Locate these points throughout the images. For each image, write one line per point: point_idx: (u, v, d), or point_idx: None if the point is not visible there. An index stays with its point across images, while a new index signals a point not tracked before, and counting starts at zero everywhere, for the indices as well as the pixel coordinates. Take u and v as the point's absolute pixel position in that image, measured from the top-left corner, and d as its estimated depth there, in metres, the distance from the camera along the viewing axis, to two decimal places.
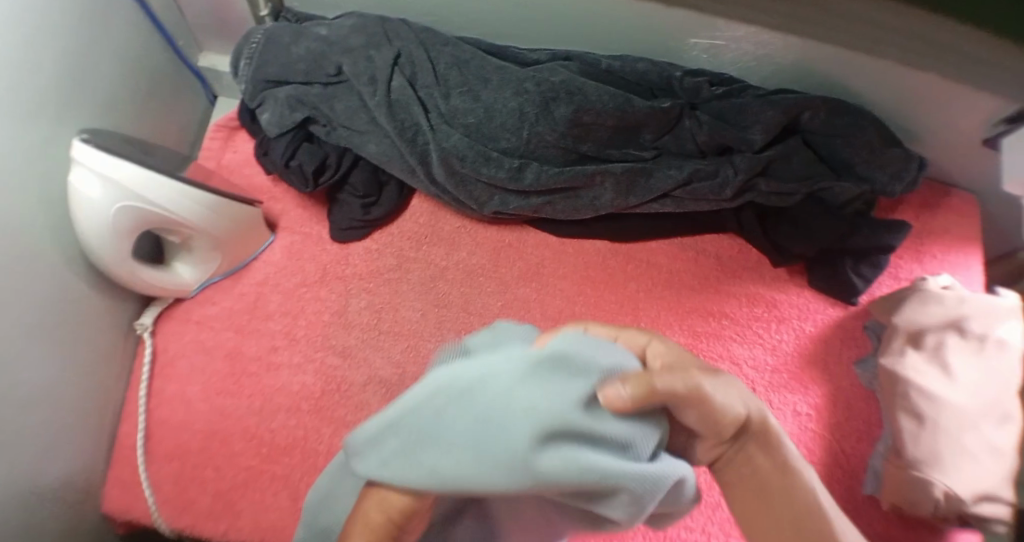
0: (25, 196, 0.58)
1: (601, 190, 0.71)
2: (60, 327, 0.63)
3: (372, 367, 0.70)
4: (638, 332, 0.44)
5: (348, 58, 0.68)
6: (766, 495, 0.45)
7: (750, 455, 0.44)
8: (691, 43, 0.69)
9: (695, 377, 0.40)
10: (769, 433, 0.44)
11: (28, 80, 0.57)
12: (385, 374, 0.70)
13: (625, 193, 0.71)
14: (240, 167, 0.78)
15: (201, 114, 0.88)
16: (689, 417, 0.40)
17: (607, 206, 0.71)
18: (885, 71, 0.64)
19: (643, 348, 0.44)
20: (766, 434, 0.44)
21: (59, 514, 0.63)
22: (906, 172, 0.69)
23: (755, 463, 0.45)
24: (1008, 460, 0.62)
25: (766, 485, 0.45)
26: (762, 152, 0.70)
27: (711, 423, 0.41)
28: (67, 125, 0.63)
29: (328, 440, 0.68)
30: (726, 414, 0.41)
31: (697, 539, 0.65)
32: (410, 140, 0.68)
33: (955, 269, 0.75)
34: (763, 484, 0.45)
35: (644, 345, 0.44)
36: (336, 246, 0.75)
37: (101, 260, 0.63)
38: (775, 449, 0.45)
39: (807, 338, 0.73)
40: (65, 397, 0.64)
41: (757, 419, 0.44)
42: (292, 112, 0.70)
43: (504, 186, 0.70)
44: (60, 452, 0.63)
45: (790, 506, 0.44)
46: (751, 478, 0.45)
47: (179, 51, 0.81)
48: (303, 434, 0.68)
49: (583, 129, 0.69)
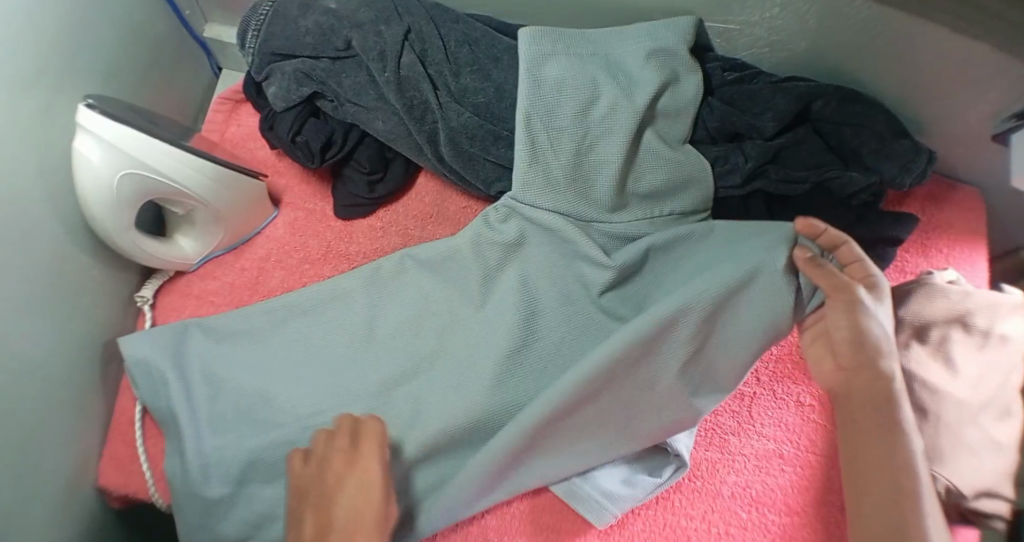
0: (30, 162, 0.58)
1: (638, 177, 0.67)
2: (61, 296, 0.63)
3: (351, 317, 0.67)
4: (842, 296, 0.50)
5: (357, 32, 0.67)
6: (864, 447, 0.51)
7: (855, 406, 0.52)
8: (667, 22, 0.67)
9: (853, 298, 0.50)
10: (883, 393, 0.51)
11: (31, 42, 0.56)
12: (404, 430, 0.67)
13: (659, 196, 0.67)
14: (243, 141, 0.78)
15: (205, 86, 0.87)
16: (844, 322, 0.51)
17: (621, 202, 0.66)
18: (898, 57, 0.64)
19: (847, 308, 0.51)
20: (883, 393, 0.51)
21: (57, 487, 0.63)
22: (915, 164, 0.66)
23: (856, 414, 0.52)
24: (1007, 454, 0.63)
25: (857, 439, 0.51)
26: (773, 140, 0.69)
27: (855, 337, 0.51)
28: (73, 91, 0.62)
29: None
30: (871, 330, 0.51)
31: (698, 527, 0.65)
32: (417, 118, 0.67)
33: (959, 263, 0.75)
34: (869, 438, 0.51)
35: (846, 305, 0.51)
36: (340, 223, 0.75)
37: (102, 228, 0.62)
38: (896, 440, 0.50)
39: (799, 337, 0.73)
40: (63, 367, 0.63)
41: (861, 376, 0.51)
42: (299, 86, 0.68)
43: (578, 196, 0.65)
44: (58, 423, 0.62)
45: (887, 488, 0.49)
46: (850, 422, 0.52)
47: (185, 21, 0.80)
48: None
49: (608, 120, 0.65)
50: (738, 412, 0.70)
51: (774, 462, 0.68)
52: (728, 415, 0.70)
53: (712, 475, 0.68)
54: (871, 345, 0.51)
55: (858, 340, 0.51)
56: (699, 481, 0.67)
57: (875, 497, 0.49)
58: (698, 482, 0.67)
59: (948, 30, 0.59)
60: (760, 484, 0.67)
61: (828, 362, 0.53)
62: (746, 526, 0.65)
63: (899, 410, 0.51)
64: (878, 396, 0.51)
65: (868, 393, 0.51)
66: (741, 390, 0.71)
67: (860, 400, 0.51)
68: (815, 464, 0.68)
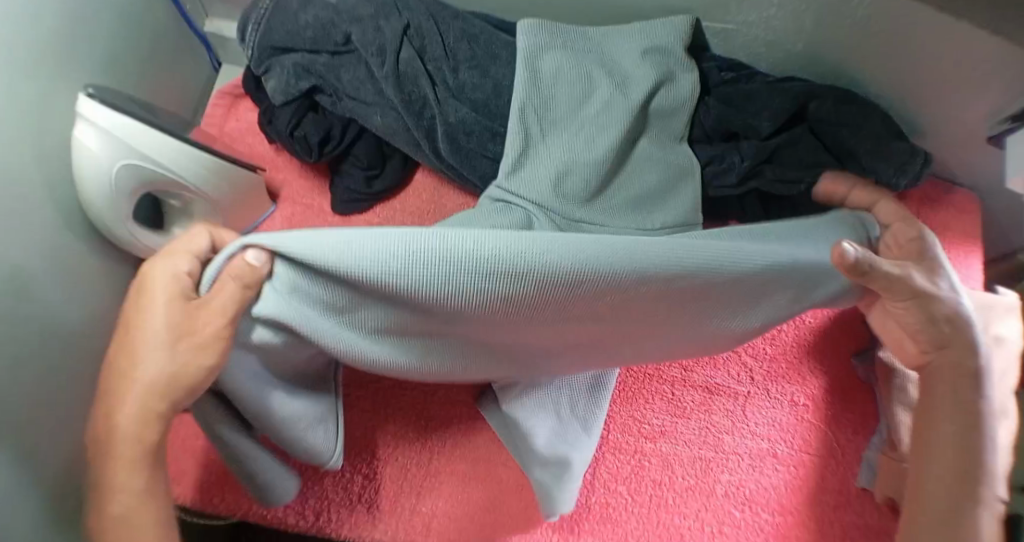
0: (30, 150, 0.58)
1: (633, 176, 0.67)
2: (57, 284, 0.63)
3: None
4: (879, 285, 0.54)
5: (356, 26, 0.67)
6: (948, 451, 0.51)
7: (945, 371, 0.53)
8: (664, 21, 0.68)
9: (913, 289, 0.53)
10: (946, 368, 0.53)
11: (33, 31, 0.57)
12: (393, 434, 0.68)
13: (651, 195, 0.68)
14: (242, 135, 0.78)
15: (205, 81, 0.88)
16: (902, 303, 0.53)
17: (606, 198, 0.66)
18: (897, 58, 0.64)
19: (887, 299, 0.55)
20: (968, 367, 0.52)
21: (52, 477, 0.63)
22: (910, 166, 0.66)
23: (956, 390, 0.52)
24: (1002, 456, 0.63)
25: (960, 447, 0.50)
26: (769, 139, 0.69)
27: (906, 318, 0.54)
28: (74, 81, 0.63)
29: (364, 485, 0.67)
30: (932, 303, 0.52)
31: (690, 525, 0.66)
32: (416, 113, 0.67)
33: (955, 265, 0.75)
34: (965, 412, 0.51)
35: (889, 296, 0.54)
36: (337, 218, 0.75)
37: (101, 218, 0.63)
38: (974, 420, 0.51)
39: (793, 338, 0.72)
40: (58, 357, 0.63)
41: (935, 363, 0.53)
42: (299, 80, 0.68)
43: None
44: (54, 413, 0.62)
45: (954, 463, 0.50)
46: (940, 396, 0.52)
47: (186, 15, 0.81)
48: (355, 493, 0.66)
49: (605, 117, 0.65)
50: (732, 411, 0.70)
51: (767, 462, 0.68)
52: (722, 414, 0.70)
53: (704, 476, 0.67)
54: (946, 322, 0.52)
55: (931, 332, 0.53)
56: (692, 479, 0.67)
57: (932, 487, 0.50)
58: (691, 481, 0.67)
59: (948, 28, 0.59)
60: (754, 483, 0.67)
61: (910, 346, 0.55)
62: (739, 524, 0.66)
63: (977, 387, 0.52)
64: (964, 372, 0.52)
65: (954, 351, 0.52)
66: (735, 389, 0.71)
67: (948, 377, 0.52)
68: (807, 464, 0.68)
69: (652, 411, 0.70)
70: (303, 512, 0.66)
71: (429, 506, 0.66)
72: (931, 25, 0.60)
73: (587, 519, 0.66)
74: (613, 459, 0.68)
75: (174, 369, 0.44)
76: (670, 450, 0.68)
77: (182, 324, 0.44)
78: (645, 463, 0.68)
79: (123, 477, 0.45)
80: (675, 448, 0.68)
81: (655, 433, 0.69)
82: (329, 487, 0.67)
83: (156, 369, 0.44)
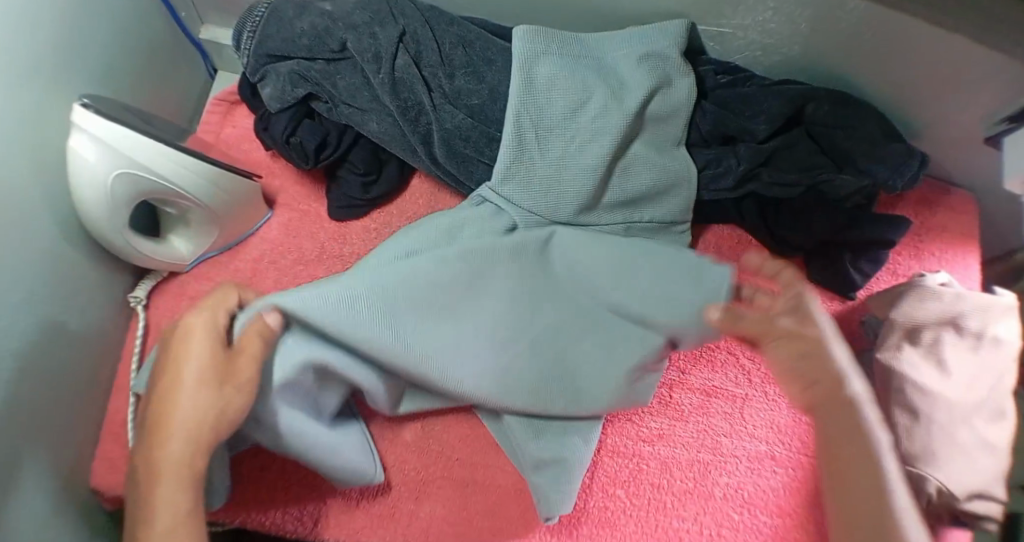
0: (27, 162, 0.58)
1: (628, 180, 0.68)
2: (54, 295, 0.63)
3: None
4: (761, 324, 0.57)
5: (352, 33, 0.67)
6: (851, 471, 0.51)
7: (827, 395, 0.53)
8: (659, 26, 0.67)
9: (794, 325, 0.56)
10: (834, 399, 0.53)
11: (28, 42, 0.57)
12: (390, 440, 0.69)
13: (644, 199, 0.68)
14: (237, 142, 0.78)
15: (200, 87, 0.88)
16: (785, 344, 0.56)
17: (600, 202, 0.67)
18: (895, 61, 0.64)
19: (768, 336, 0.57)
20: (843, 396, 0.53)
21: (53, 487, 0.63)
22: (907, 168, 0.66)
23: (838, 417, 0.52)
24: (1000, 457, 0.64)
25: (849, 466, 0.51)
26: (766, 142, 0.69)
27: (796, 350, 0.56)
28: (69, 92, 0.62)
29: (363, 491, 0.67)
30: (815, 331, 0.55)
31: (689, 528, 0.66)
32: (412, 120, 0.67)
33: (952, 266, 0.76)
34: (847, 435, 0.52)
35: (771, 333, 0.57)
36: (334, 224, 0.75)
37: (98, 228, 0.63)
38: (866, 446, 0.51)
39: None
40: (56, 368, 0.63)
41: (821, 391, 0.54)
42: (295, 88, 0.68)
43: (564, 196, 0.66)
44: (54, 423, 0.63)
45: (871, 492, 0.49)
46: (830, 433, 0.53)
47: (180, 22, 0.80)
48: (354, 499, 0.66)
49: (599, 122, 0.66)
50: (731, 414, 0.70)
51: (765, 464, 0.68)
52: (721, 417, 0.70)
53: (703, 480, 0.68)
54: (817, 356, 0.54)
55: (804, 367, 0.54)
56: (691, 483, 0.67)
57: (853, 499, 0.50)
58: (690, 484, 0.67)
59: (946, 30, 0.59)
60: (752, 486, 0.67)
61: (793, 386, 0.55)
62: (737, 527, 0.66)
63: (860, 416, 0.52)
64: (841, 405, 0.53)
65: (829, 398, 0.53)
66: (734, 392, 0.71)
67: (831, 409, 0.53)
68: (805, 466, 0.68)
69: (650, 415, 0.70)
70: (302, 519, 0.66)
71: (428, 511, 0.66)
72: (928, 29, 0.59)
73: (587, 523, 0.66)
74: (611, 464, 0.68)
75: (201, 404, 0.53)
76: (669, 454, 0.68)
77: (221, 370, 0.54)
78: (645, 467, 0.68)
79: (165, 498, 0.51)
80: (674, 452, 0.68)
81: (653, 436, 0.69)
82: (328, 493, 0.67)
83: (191, 411, 0.53)
